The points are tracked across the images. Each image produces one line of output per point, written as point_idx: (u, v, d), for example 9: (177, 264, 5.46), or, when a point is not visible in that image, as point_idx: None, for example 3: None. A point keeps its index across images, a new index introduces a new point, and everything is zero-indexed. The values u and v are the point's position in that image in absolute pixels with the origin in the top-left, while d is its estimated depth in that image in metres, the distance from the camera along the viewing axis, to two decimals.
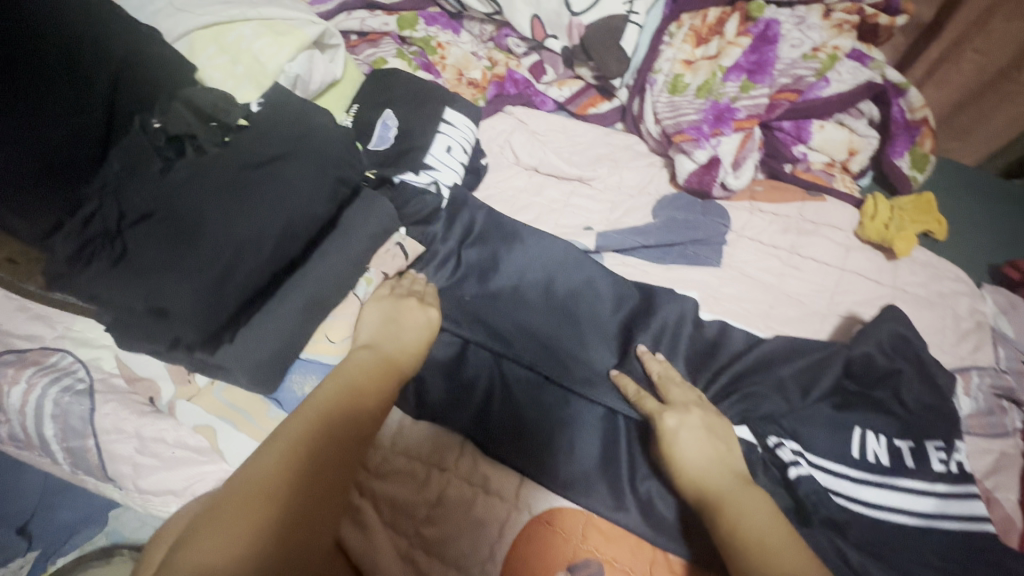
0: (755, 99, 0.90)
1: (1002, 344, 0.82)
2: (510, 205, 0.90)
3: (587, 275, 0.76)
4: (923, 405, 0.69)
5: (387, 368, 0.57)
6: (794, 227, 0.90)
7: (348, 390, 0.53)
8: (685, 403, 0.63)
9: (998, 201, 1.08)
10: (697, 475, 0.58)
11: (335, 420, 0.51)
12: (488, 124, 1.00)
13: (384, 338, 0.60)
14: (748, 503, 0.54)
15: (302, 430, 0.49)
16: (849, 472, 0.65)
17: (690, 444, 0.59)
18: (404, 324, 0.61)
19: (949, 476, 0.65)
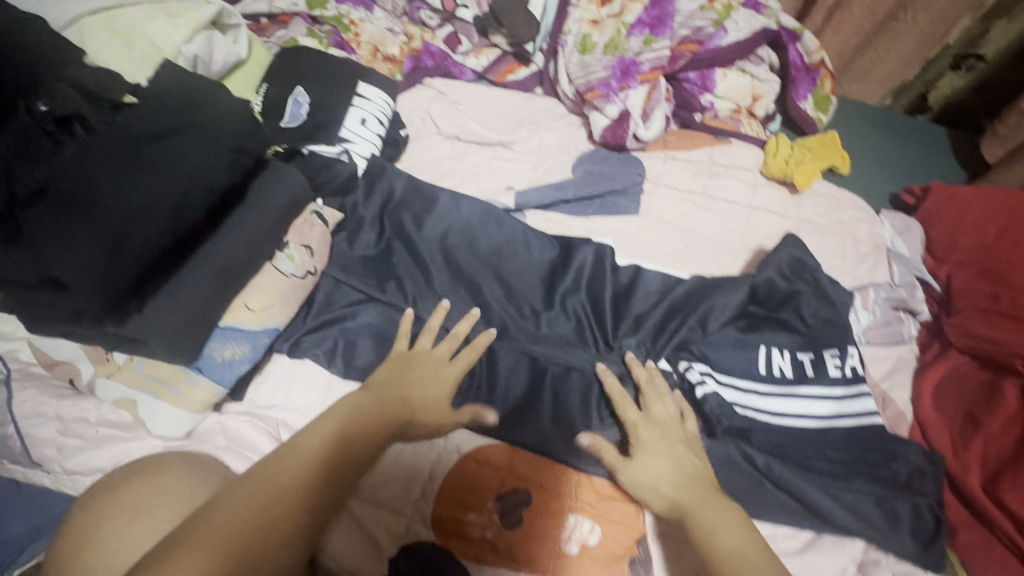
0: (657, 51, 0.94)
1: (896, 262, 0.88)
2: (434, 173, 0.92)
3: (507, 234, 0.77)
4: (821, 319, 0.74)
5: (386, 415, 0.57)
6: (705, 171, 0.95)
7: (341, 440, 0.53)
8: (655, 410, 0.64)
9: (895, 136, 1.16)
10: (671, 490, 0.57)
11: (325, 472, 0.50)
12: (407, 97, 1.02)
13: (400, 388, 0.60)
14: (721, 512, 0.54)
15: (284, 482, 0.48)
16: (755, 387, 0.70)
17: (654, 461, 0.59)
18: (418, 373, 0.62)
19: (845, 380, 0.70)
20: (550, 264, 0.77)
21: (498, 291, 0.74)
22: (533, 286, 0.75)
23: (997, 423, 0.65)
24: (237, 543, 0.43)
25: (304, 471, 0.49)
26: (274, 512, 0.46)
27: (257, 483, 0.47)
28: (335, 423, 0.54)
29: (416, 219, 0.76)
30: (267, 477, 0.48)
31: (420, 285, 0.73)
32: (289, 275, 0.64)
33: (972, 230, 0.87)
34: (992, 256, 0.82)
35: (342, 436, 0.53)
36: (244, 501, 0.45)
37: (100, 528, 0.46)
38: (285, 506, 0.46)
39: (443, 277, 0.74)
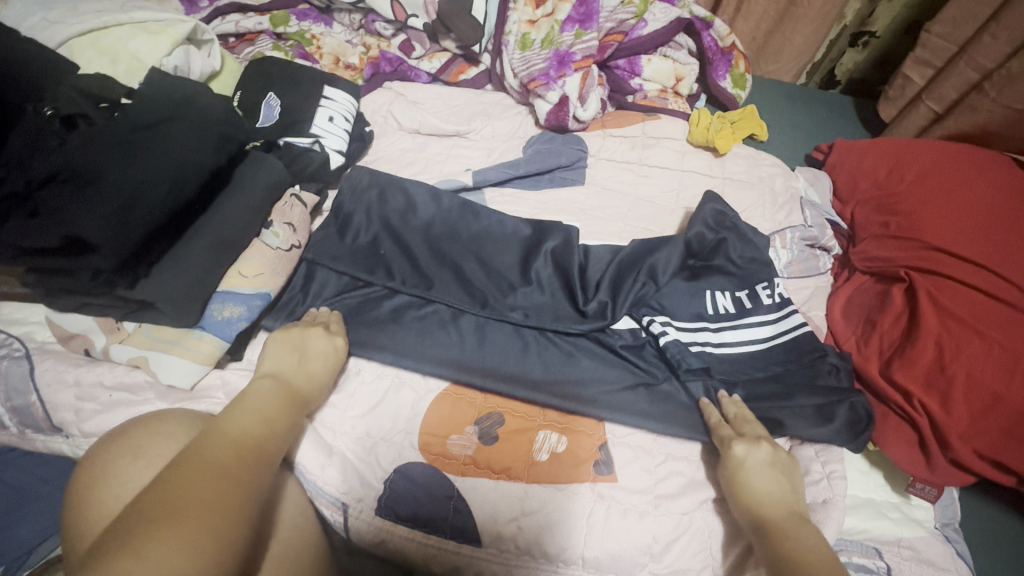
0: (587, 42, 1.07)
1: (809, 208, 1.01)
2: (399, 163, 1.02)
3: (484, 224, 0.86)
4: (746, 258, 0.85)
5: (291, 400, 0.60)
6: (639, 143, 1.07)
7: (257, 421, 0.54)
8: (753, 431, 0.65)
9: (805, 108, 1.32)
10: (762, 503, 0.59)
11: (260, 448, 0.51)
12: (368, 98, 1.11)
13: (295, 376, 0.63)
14: (806, 535, 0.55)
15: (226, 456, 0.48)
16: (710, 329, 0.79)
17: (759, 476, 0.61)
18: (309, 352, 0.66)
19: (776, 307, 0.80)
20: (528, 248, 0.85)
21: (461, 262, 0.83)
22: (510, 266, 0.83)
23: (888, 320, 0.77)
24: (218, 507, 0.43)
25: (244, 445, 0.50)
26: (233, 483, 0.46)
27: (199, 461, 0.46)
28: (241, 406, 0.55)
29: (401, 214, 0.86)
30: (207, 454, 0.47)
31: (406, 269, 0.81)
32: (275, 249, 0.73)
33: (867, 173, 1.02)
34: (883, 192, 0.96)
35: (258, 419, 0.54)
36: (201, 471, 0.45)
37: (109, 467, 0.53)
38: (241, 476, 0.47)
39: (426, 257, 0.82)
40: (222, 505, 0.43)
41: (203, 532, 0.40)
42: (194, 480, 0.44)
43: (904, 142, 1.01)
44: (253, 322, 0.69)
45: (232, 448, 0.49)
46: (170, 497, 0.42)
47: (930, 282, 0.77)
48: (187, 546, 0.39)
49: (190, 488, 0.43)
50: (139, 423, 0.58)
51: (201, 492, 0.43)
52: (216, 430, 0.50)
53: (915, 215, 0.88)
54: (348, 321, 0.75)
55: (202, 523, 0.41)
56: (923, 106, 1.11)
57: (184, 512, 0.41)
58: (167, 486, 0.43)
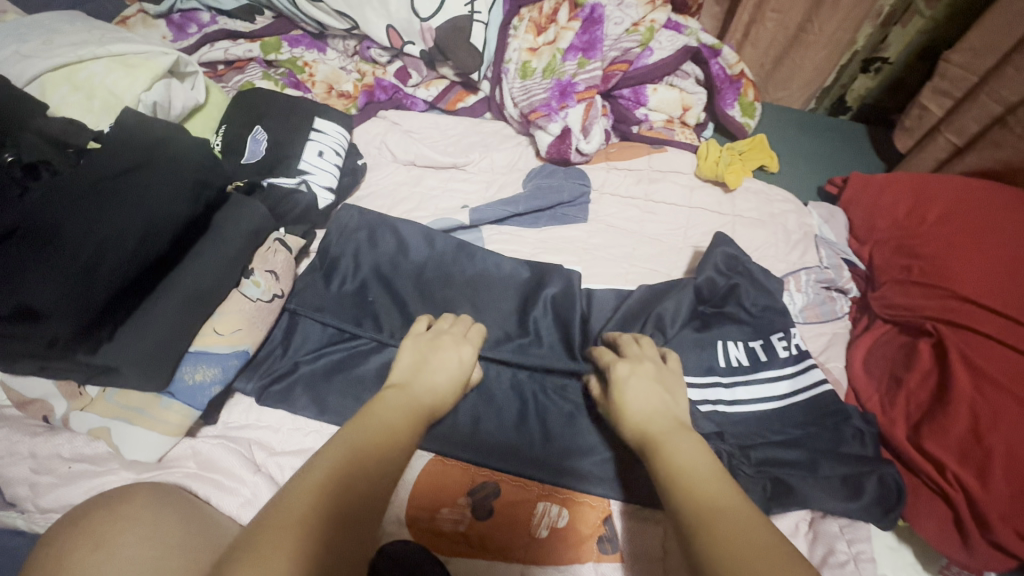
0: (590, 72, 1.02)
1: (824, 247, 0.96)
2: (392, 199, 0.97)
3: (480, 267, 0.82)
4: (759, 306, 0.78)
5: (415, 410, 0.56)
6: (645, 177, 1.02)
7: (380, 426, 0.52)
8: (641, 359, 0.63)
9: (816, 136, 1.27)
10: (639, 422, 0.55)
11: (375, 460, 0.48)
12: (361, 129, 1.06)
13: (423, 388, 0.59)
14: (686, 442, 0.51)
15: (342, 466, 0.46)
16: (722, 381, 0.73)
17: (638, 392, 0.58)
18: (436, 363, 0.62)
19: (793, 359, 0.74)
20: (526, 294, 0.80)
21: (450, 311, 0.77)
22: (507, 314, 0.78)
23: (915, 378, 0.71)
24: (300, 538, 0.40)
25: (353, 463, 0.47)
26: (325, 509, 0.43)
27: (309, 474, 0.45)
28: (372, 410, 0.54)
29: (392, 258, 0.81)
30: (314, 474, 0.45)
31: (395, 319, 0.76)
32: (254, 300, 0.68)
33: (886, 211, 0.96)
34: (904, 232, 0.91)
35: (384, 426, 0.52)
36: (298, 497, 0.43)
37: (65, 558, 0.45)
38: (344, 500, 0.44)
39: (416, 304, 0.77)
40: (323, 525, 0.42)
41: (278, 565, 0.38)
42: (289, 504, 0.43)
43: (926, 177, 0.96)
44: (228, 384, 0.64)
45: (337, 465, 0.46)
46: (290, 508, 0.42)
47: (961, 338, 0.72)
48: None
49: (308, 501, 0.43)
50: (94, 500, 0.52)
51: (312, 512, 0.42)
52: (338, 439, 0.49)
53: (939, 261, 0.82)
54: (333, 378, 0.69)
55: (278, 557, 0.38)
56: (942, 137, 1.06)
57: (297, 532, 0.40)
58: (289, 498, 0.43)
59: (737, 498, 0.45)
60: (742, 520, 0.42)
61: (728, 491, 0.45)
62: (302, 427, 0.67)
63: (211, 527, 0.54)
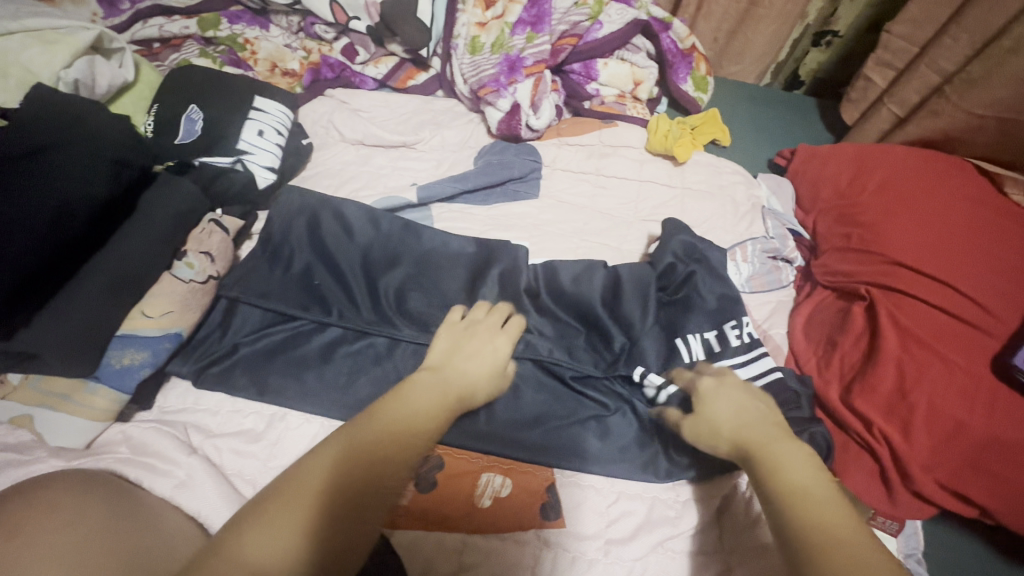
0: (538, 47, 1.01)
1: (770, 217, 0.98)
2: (339, 178, 0.95)
3: (428, 247, 0.82)
4: (716, 294, 0.80)
5: (403, 433, 0.50)
6: (596, 153, 1.02)
7: (371, 456, 0.47)
8: (726, 382, 0.62)
9: (769, 109, 1.29)
10: (730, 431, 0.56)
11: (363, 503, 0.44)
12: (306, 108, 1.04)
13: (406, 409, 0.53)
14: (792, 457, 0.51)
15: (378, 433, 0.49)
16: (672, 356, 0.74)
17: (725, 407, 0.58)
18: (471, 350, 0.63)
19: (745, 347, 0.75)
20: (474, 272, 0.80)
21: (395, 289, 0.77)
22: (457, 289, 0.78)
23: (850, 341, 0.74)
24: (314, 504, 0.42)
25: (388, 439, 0.49)
26: (365, 476, 0.45)
27: (354, 439, 0.48)
28: (366, 437, 0.48)
29: (336, 236, 0.81)
30: (359, 439, 0.48)
31: (341, 301, 0.76)
32: (187, 281, 0.66)
33: (830, 180, 0.98)
34: (846, 202, 0.93)
35: (372, 457, 0.47)
36: (337, 461, 0.45)
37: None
38: (373, 471, 0.46)
39: (360, 282, 0.77)
40: (339, 500, 0.43)
41: (303, 519, 0.40)
42: (323, 463, 0.45)
43: (867, 148, 0.99)
44: (158, 367, 0.62)
45: (368, 437, 0.48)
46: (306, 477, 0.43)
47: (891, 300, 0.74)
48: (280, 538, 0.39)
49: (342, 465, 0.45)
50: (31, 482, 0.49)
51: (332, 475, 0.44)
52: (369, 420, 0.50)
53: (877, 227, 0.85)
54: (274, 358, 0.69)
55: (303, 510, 0.41)
56: (885, 108, 1.08)
57: (319, 496, 0.42)
58: (317, 462, 0.45)
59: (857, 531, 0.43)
60: (859, 555, 0.40)
61: (845, 522, 0.44)
62: (242, 409, 0.66)
63: (141, 508, 0.52)
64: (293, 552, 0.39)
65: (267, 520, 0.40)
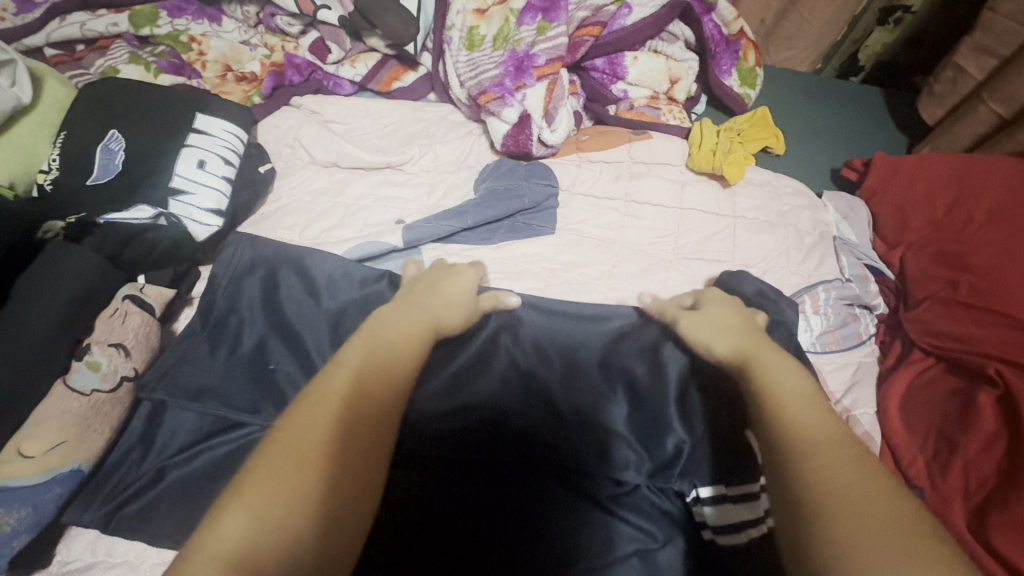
0: (553, 40, 0.80)
1: (844, 252, 0.79)
2: (308, 213, 0.77)
3: None
4: None
5: (372, 376, 0.44)
6: (625, 172, 0.83)
7: (350, 404, 0.41)
8: (710, 306, 0.59)
9: (829, 103, 1.07)
10: (726, 342, 0.53)
11: (351, 457, 0.39)
12: (268, 123, 0.84)
13: (376, 347, 0.47)
14: (785, 368, 0.47)
15: (355, 372, 0.44)
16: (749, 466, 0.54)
17: (718, 317, 0.57)
18: (448, 284, 0.59)
19: None
20: (474, 348, 0.62)
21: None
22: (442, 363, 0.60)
23: (975, 443, 0.56)
24: (302, 463, 0.38)
25: (368, 375, 0.44)
26: (353, 426, 0.41)
27: (326, 383, 0.43)
28: (346, 380, 0.43)
29: (300, 302, 0.64)
30: (335, 382, 0.43)
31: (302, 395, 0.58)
32: (88, 393, 0.52)
33: (920, 205, 0.79)
34: (945, 235, 0.74)
35: (343, 405, 0.41)
36: (315, 414, 0.40)
37: None
38: (354, 418, 0.41)
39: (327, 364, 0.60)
40: (324, 458, 0.38)
41: (285, 487, 0.36)
42: (301, 417, 0.40)
43: (968, 158, 0.79)
44: (44, 524, 0.48)
45: (344, 380, 0.43)
46: (285, 441, 0.39)
47: None
48: (263, 521, 0.35)
49: (316, 415, 0.40)
50: None
51: (314, 432, 0.39)
52: (340, 359, 0.45)
53: (996, 276, 0.66)
54: (209, 487, 0.52)
55: (287, 477, 0.37)
56: (983, 107, 0.87)
57: (301, 456, 0.38)
58: (294, 417, 0.40)
59: (847, 431, 0.40)
60: (847, 459, 0.37)
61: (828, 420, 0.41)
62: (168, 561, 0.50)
63: None
64: (275, 527, 0.35)
65: (237, 496, 0.36)
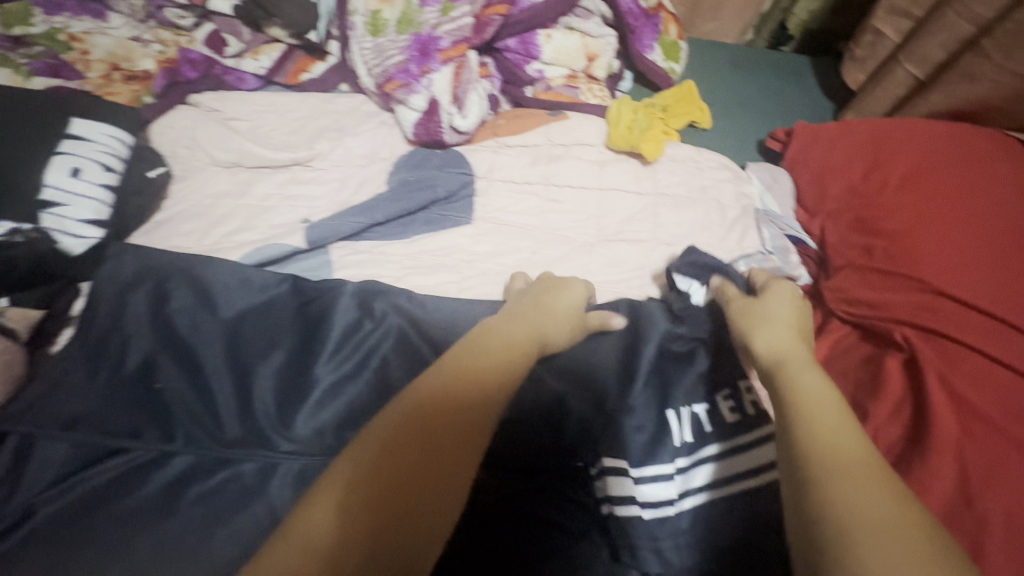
0: (457, 21, 0.77)
1: (765, 225, 0.78)
2: (206, 218, 0.72)
3: (318, 309, 0.62)
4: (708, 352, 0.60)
5: (464, 380, 0.44)
6: (543, 155, 0.80)
7: (438, 409, 0.41)
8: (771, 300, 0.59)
9: (756, 74, 1.07)
10: (763, 346, 0.52)
11: (439, 458, 0.39)
12: (161, 124, 0.79)
13: (473, 353, 0.47)
14: (812, 377, 0.45)
15: (449, 381, 0.44)
16: (660, 447, 0.54)
17: (782, 304, 0.58)
18: (555, 300, 0.58)
19: (747, 423, 0.54)
20: (385, 351, 0.61)
21: (272, 391, 0.57)
22: (348, 373, 0.59)
23: (885, 409, 0.54)
24: (390, 460, 0.38)
25: (461, 381, 0.44)
26: (440, 428, 0.41)
27: (427, 387, 0.43)
28: (441, 385, 0.43)
29: (192, 314, 0.60)
30: (433, 387, 0.43)
31: (193, 414, 0.55)
32: None
33: (839, 171, 0.78)
34: (863, 201, 0.73)
35: (433, 413, 0.41)
36: (404, 417, 0.41)
37: None
38: (441, 425, 0.41)
39: (221, 379, 0.57)
40: (415, 459, 0.39)
41: (373, 487, 0.36)
42: (395, 419, 0.41)
43: (887, 125, 0.79)
44: None
45: (439, 385, 0.43)
46: (379, 437, 0.39)
47: (938, 352, 0.55)
48: (342, 512, 0.35)
49: (406, 418, 0.41)
50: None
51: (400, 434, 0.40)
52: (437, 368, 0.46)
53: (909, 239, 0.65)
54: (84, 518, 0.49)
55: (379, 473, 0.37)
56: (900, 70, 0.86)
57: (388, 455, 0.38)
58: (385, 418, 0.41)
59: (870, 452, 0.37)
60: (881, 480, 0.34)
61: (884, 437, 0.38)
62: None
63: None
64: (350, 524, 0.35)
65: (321, 493, 0.36)
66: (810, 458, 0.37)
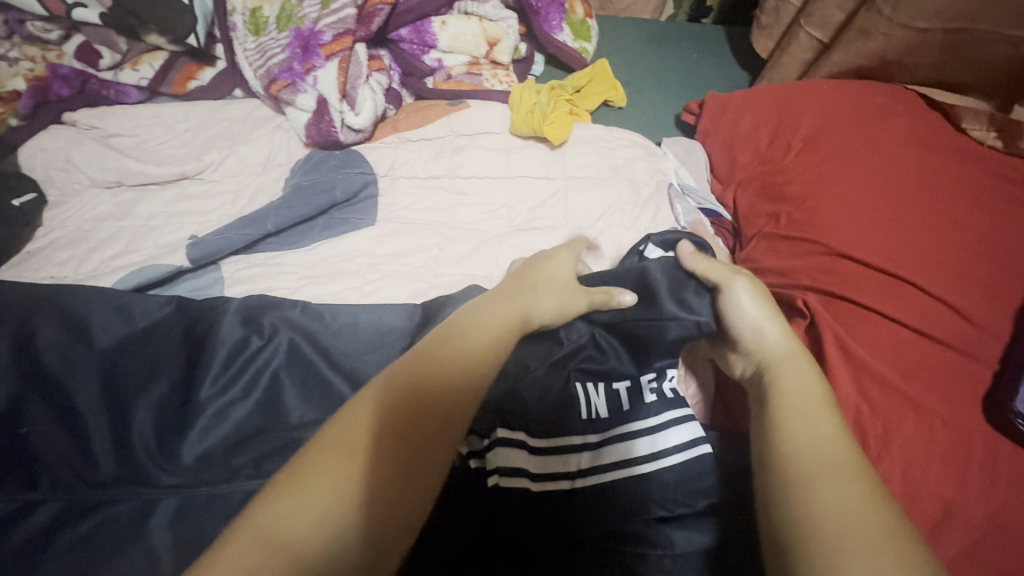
0: (337, 13, 0.74)
1: (680, 198, 0.76)
2: (83, 244, 0.67)
3: (203, 330, 0.59)
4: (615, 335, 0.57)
5: (444, 363, 0.40)
6: (447, 147, 0.77)
7: (421, 395, 0.38)
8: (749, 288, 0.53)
9: (670, 49, 1.05)
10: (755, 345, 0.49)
11: (421, 448, 0.35)
12: (31, 148, 0.73)
13: (451, 334, 0.42)
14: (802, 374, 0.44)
15: (429, 362, 0.40)
16: (570, 438, 0.52)
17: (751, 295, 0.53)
18: (541, 271, 0.53)
19: (665, 404, 0.53)
20: (274, 367, 0.57)
21: (152, 423, 0.52)
22: (237, 396, 0.55)
23: None
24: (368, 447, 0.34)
25: (440, 365, 0.40)
26: (422, 418, 0.37)
27: (405, 370, 0.39)
28: (416, 367, 0.39)
29: (63, 345, 0.55)
30: (411, 369, 0.39)
31: (63, 455, 0.49)
32: None
33: (746, 140, 0.77)
34: (768, 168, 0.72)
35: (418, 398, 0.37)
36: (384, 404, 0.37)
37: None
38: (423, 413, 0.37)
39: (95, 414, 0.52)
40: (396, 449, 0.35)
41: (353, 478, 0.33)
42: (369, 407, 0.36)
43: (792, 88, 0.78)
44: None
45: (412, 370, 0.39)
46: (352, 424, 0.35)
47: (836, 315, 0.54)
48: (324, 506, 0.31)
49: (381, 406, 0.37)
50: None
51: (376, 423, 0.36)
52: (414, 352, 0.41)
53: (811, 203, 0.64)
54: None
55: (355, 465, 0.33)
56: (803, 34, 0.85)
57: (367, 445, 0.34)
58: (358, 404, 0.37)
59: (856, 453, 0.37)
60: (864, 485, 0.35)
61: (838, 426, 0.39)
62: None
63: None
64: (331, 520, 0.31)
65: (289, 483, 0.32)
66: (793, 461, 0.37)
